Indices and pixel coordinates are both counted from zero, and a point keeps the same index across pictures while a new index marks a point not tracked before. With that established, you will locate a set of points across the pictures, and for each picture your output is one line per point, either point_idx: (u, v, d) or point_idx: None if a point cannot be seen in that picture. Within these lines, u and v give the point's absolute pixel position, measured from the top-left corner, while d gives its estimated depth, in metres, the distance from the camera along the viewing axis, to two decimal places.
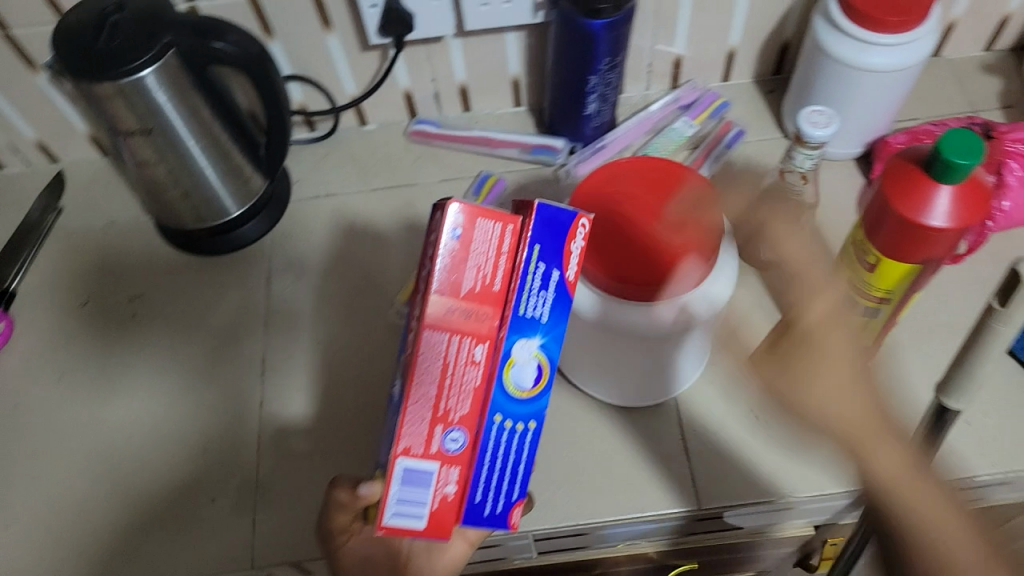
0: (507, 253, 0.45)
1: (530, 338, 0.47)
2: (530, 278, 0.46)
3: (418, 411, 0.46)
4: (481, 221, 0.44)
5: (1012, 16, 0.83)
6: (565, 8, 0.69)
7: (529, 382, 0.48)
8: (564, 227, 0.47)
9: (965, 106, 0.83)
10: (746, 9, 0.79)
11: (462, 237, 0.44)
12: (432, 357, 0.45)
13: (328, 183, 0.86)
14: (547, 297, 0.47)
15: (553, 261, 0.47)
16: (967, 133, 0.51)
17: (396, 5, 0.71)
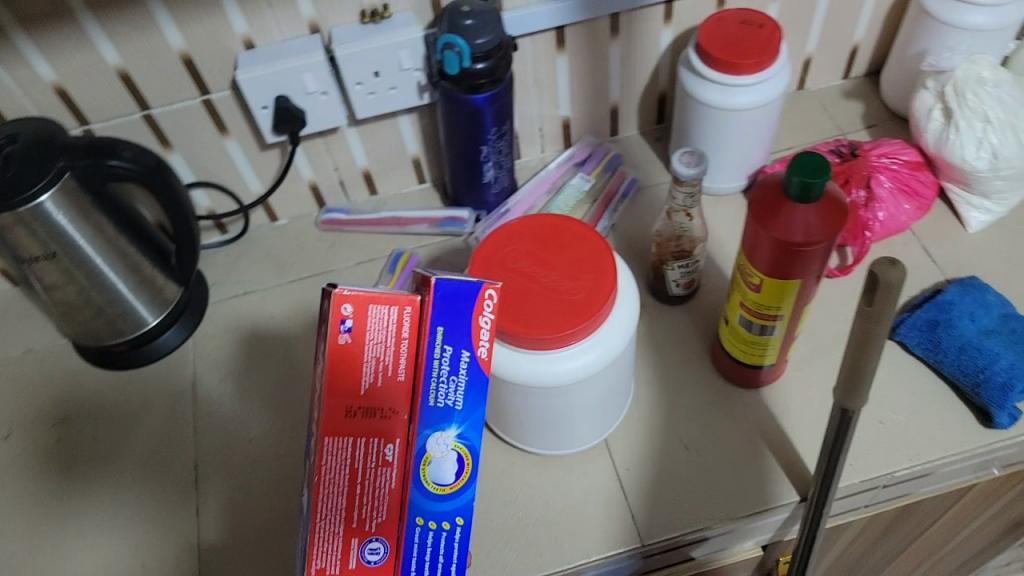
0: (405, 338, 0.47)
1: (446, 430, 0.48)
2: (437, 363, 0.47)
3: (332, 522, 0.48)
4: (373, 305, 0.46)
5: (860, 46, 0.91)
6: (446, 88, 0.73)
7: (451, 476, 0.49)
8: (466, 303, 0.47)
9: (833, 131, 0.90)
10: (619, 68, 0.85)
11: (354, 326, 0.46)
12: (339, 465, 0.48)
13: (245, 280, 0.87)
14: (460, 380, 0.48)
15: (461, 340, 0.47)
16: (813, 155, 0.56)
17: (286, 104, 0.74)
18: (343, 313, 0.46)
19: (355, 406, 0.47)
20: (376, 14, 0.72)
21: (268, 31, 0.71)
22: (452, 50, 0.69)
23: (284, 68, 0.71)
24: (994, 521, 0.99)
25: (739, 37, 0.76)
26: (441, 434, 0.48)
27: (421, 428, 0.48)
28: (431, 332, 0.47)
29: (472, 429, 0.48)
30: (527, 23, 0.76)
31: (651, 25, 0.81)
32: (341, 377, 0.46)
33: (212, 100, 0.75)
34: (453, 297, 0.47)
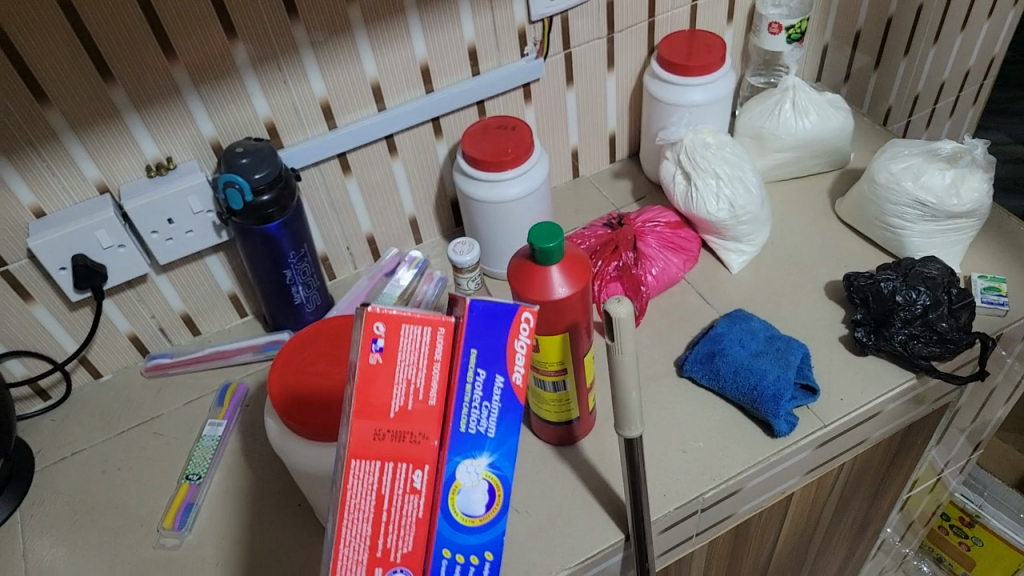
0: (438, 360, 0.49)
1: (476, 458, 0.51)
2: (470, 388, 0.50)
3: (357, 548, 0.50)
4: (407, 325, 0.48)
5: (616, 133, 1.05)
6: (239, 222, 0.79)
7: (480, 506, 0.51)
8: (498, 323, 0.50)
9: (608, 208, 1.02)
10: (407, 183, 0.94)
11: (387, 345, 0.48)
12: (366, 491, 0.50)
13: (72, 442, 0.87)
14: (492, 406, 0.51)
15: (494, 367, 0.51)
16: (548, 224, 0.66)
17: (84, 260, 0.77)
18: (378, 334, 0.48)
19: (387, 428, 0.49)
20: (161, 166, 0.78)
21: (57, 198, 0.76)
22: (233, 187, 0.75)
23: (76, 228, 0.75)
24: (837, 528, 1.07)
25: (493, 139, 0.87)
26: (470, 465, 0.51)
27: (451, 456, 0.51)
28: (464, 357, 0.50)
29: (501, 458, 0.52)
30: (306, 155, 0.84)
31: (425, 141, 0.92)
32: (370, 396, 0.49)
33: (11, 271, 0.78)
34: (488, 318, 0.50)
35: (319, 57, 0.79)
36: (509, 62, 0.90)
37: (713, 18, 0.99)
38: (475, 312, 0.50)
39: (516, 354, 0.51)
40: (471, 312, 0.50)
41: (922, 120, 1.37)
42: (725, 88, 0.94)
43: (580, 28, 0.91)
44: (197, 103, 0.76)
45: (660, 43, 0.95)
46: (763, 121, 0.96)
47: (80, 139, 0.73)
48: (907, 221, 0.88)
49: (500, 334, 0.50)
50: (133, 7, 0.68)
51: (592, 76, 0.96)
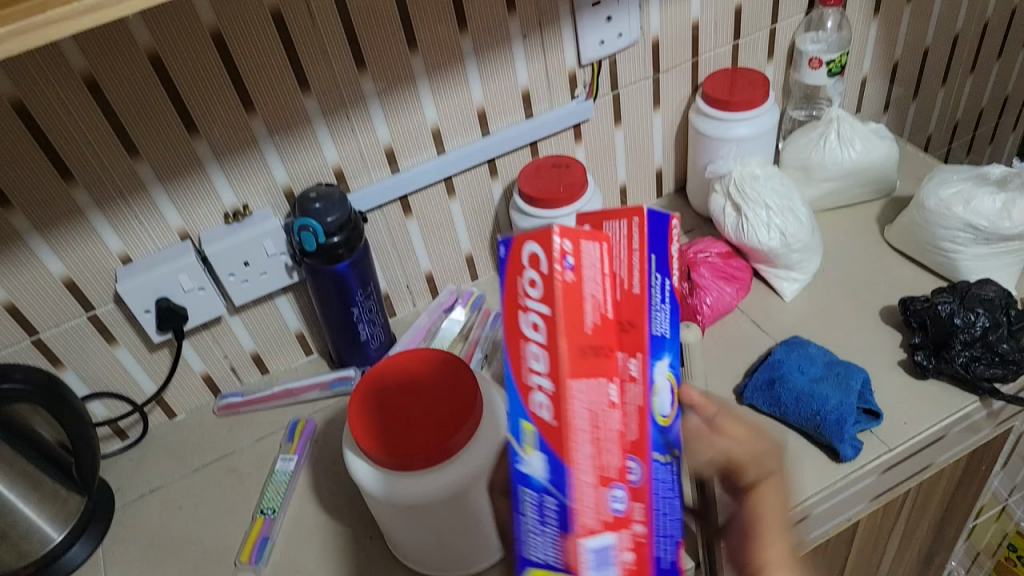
0: (637, 249, 0.48)
1: (661, 360, 0.50)
2: (655, 290, 0.49)
3: (589, 462, 0.42)
4: (609, 221, 0.50)
5: (662, 169, 1.08)
6: (310, 263, 0.83)
7: (668, 406, 0.50)
8: (667, 227, 0.50)
9: None
10: (464, 222, 0.98)
11: (575, 261, 0.41)
12: (584, 412, 0.42)
13: (150, 480, 0.90)
14: (671, 300, 0.51)
15: (665, 270, 0.51)
16: None
17: (167, 303, 0.81)
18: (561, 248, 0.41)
19: (592, 340, 0.42)
20: (238, 213, 0.83)
21: (142, 244, 0.80)
22: (307, 230, 0.80)
23: (161, 272, 0.79)
24: (902, 559, 1.06)
25: (547, 178, 0.90)
26: (658, 369, 0.50)
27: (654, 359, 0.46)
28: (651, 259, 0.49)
29: (672, 360, 0.52)
30: (370, 199, 0.88)
31: (481, 182, 0.96)
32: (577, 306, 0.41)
33: (98, 315, 0.82)
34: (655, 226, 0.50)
35: (383, 105, 0.83)
36: (560, 103, 0.94)
37: (754, 56, 1.03)
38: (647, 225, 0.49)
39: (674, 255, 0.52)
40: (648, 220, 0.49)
41: (961, 148, 1.39)
42: (769, 122, 0.97)
43: (626, 70, 0.95)
44: (272, 151, 0.81)
45: (704, 81, 0.99)
46: (809, 152, 0.98)
47: (165, 188, 0.78)
48: (960, 245, 0.89)
49: (660, 242, 0.50)
50: (217, 65, 0.73)
51: (638, 115, 1.00)
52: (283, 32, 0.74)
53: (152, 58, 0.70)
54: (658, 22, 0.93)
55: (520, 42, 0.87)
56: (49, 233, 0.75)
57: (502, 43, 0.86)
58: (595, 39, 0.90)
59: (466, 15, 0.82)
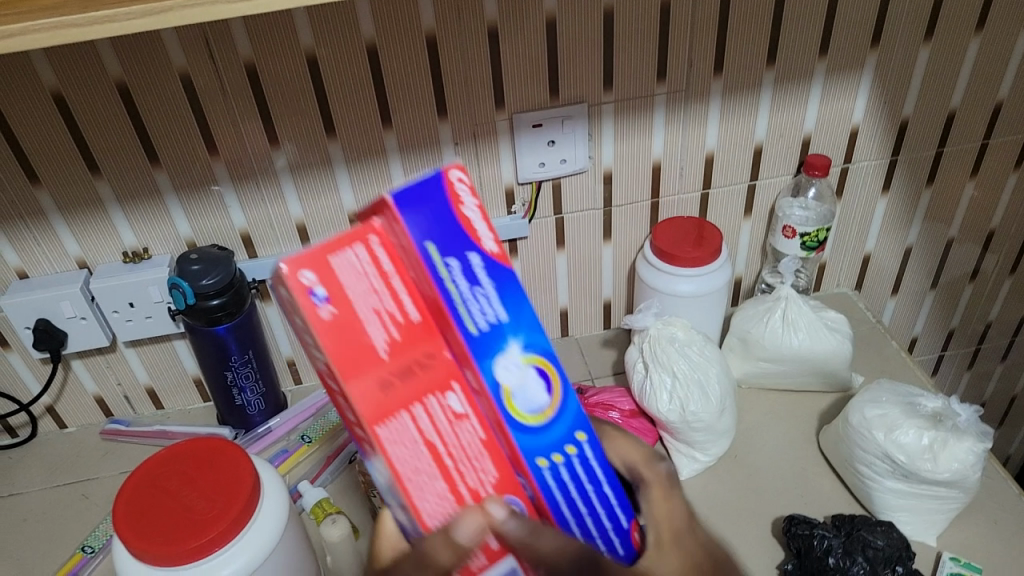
0: (386, 272, 0.43)
1: (508, 351, 0.43)
2: (449, 281, 0.42)
3: (430, 487, 0.43)
4: (340, 251, 0.42)
5: (612, 301, 1.02)
6: (188, 320, 0.82)
7: (538, 396, 0.43)
8: (438, 202, 0.43)
9: (584, 375, 0.99)
10: None
11: (326, 293, 0.41)
12: (407, 444, 0.42)
13: (14, 483, 0.92)
14: (492, 274, 0.43)
15: (451, 249, 0.42)
16: None
17: (47, 324, 0.83)
18: (308, 282, 0.40)
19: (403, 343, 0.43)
20: (137, 254, 0.84)
21: (41, 265, 0.83)
22: (177, 289, 0.79)
23: (44, 296, 0.82)
24: None
25: None
26: (509, 360, 0.43)
27: (480, 362, 0.42)
28: (422, 251, 0.42)
29: (533, 340, 0.44)
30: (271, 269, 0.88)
31: None
32: (350, 348, 0.41)
33: None
34: (421, 199, 0.42)
35: (297, 182, 0.83)
36: (494, 216, 0.90)
37: (728, 209, 0.95)
38: (400, 219, 0.41)
39: (475, 225, 0.43)
40: (393, 212, 0.41)
41: (995, 351, 1.22)
42: (715, 283, 0.89)
43: (573, 197, 0.90)
44: (176, 204, 0.82)
45: (657, 226, 0.92)
46: (751, 325, 0.90)
47: (65, 218, 0.80)
48: (875, 474, 0.77)
49: (421, 210, 0.42)
50: (123, 118, 0.75)
51: (585, 243, 0.95)
52: (192, 98, 0.75)
53: (58, 98, 0.72)
54: (612, 155, 0.88)
55: (451, 148, 0.84)
56: None
57: (431, 145, 0.83)
58: (535, 160, 0.85)
59: (392, 114, 0.80)
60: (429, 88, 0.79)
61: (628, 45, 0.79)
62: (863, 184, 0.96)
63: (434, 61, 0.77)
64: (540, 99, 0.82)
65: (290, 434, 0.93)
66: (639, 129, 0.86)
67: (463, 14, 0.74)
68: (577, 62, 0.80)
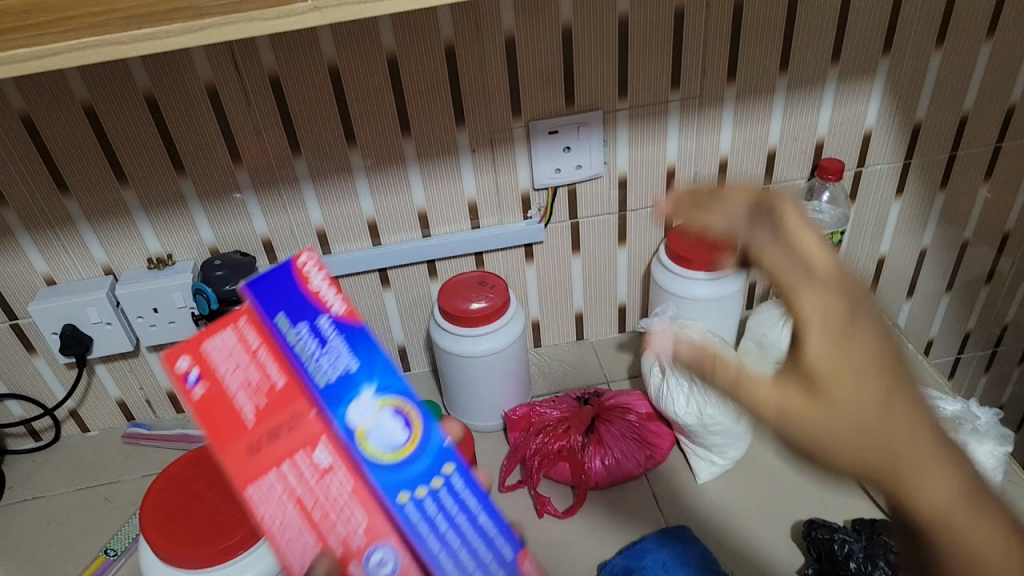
0: (257, 348, 0.46)
1: (360, 397, 0.44)
2: (299, 343, 0.45)
3: (302, 548, 0.43)
4: (209, 339, 0.45)
5: (627, 305, 1.03)
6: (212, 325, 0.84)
7: (396, 436, 0.45)
8: (283, 280, 0.46)
9: (600, 379, 1.00)
10: (398, 315, 0.97)
11: (200, 375, 0.45)
12: (279, 510, 0.43)
13: (40, 486, 0.94)
14: (339, 331, 0.46)
15: (302, 315, 0.46)
16: None
17: (73, 329, 0.85)
18: (183, 370, 0.44)
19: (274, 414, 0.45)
20: (161, 260, 0.86)
21: (67, 271, 0.85)
22: (202, 294, 0.81)
23: (70, 302, 0.83)
24: None
25: (470, 294, 0.88)
26: (361, 406, 0.44)
27: (331, 411, 0.44)
28: (275, 323, 0.45)
29: (388, 383, 0.45)
30: None
31: (419, 279, 0.94)
32: (215, 422, 0.43)
33: (19, 325, 0.87)
34: (273, 279, 0.46)
35: (317, 190, 0.84)
36: (511, 221, 0.92)
37: None
38: (253, 296, 0.45)
39: (326, 296, 0.46)
40: (248, 293, 0.46)
41: (1011, 354, 1.22)
42: (731, 287, 0.89)
43: (589, 202, 0.91)
44: (200, 212, 0.83)
45: (671, 231, 0.92)
46: (766, 329, 0.91)
47: (91, 226, 0.82)
48: None
49: (274, 287, 0.46)
50: (149, 128, 0.76)
51: (600, 248, 0.96)
52: (217, 108, 0.76)
53: (86, 109, 0.74)
54: (627, 160, 0.89)
55: (469, 155, 0.85)
56: None
57: (449, 152, 0.84)
58: (551, 166, 0.87)
59: (411, 121, 0.81)
60: (447, 96, 0.80)
61: (643, 52, 0.81)
62: (877, 187, 0.97)
63: (453, 69, 0.78)
64: (557, 106, 0.83)
65: None
66: (654, 135, 0.87)
67: (481, 24, 0.76)
68: (593, 70, 0.81)
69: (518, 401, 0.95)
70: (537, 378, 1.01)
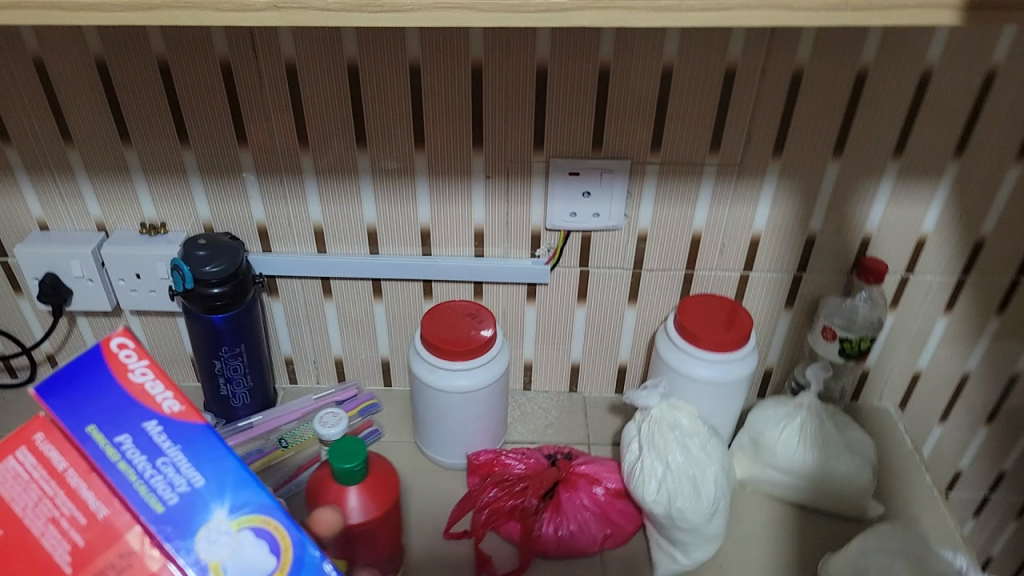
0: (63, 468, 0.49)
1: (210, 521, 0.48)
2: (130, 463, 0.48)
3: None
4: (2, 466, 0.49)
5: (628, 366, 0.96)
6: (188, 306, 0.81)
7: (253, 556, 0.48)
8: (100, 378, 0.49)
9: (581, 439, 0.93)
10: (386, 328, 0.93)
11: (1, 513, 0.48)
12: None
13: None
14: (171, 438, 0.49)
15: (120, 427, 0.49)
16: (349, 445, 0.63)
17: (53, 278, 0.83)
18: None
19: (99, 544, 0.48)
20: (153, 228, 0.84)
21: (61, 220, 0.83)
22: (178, 271, 0.79)
23: (55, 251, 0.82)
24: None
25: (457, 326, 0.83)
26: (213, 530, 0.48)
27: (176, 543, 0.47)
28: (83, 438, 0.48)
29: (238, 501, 0.49)
30: (282, 267, 0.86)
31: (412, 296, 0.90)
32: (30, 565, 0.48)
33: (9, 263, 0.86)
34: (78, 379, 0.49)
35: (319, 187, 0.81)
36: (516, 256, 0.86)
37: (767, 296, 0.88)
38: (56, 409, 0.48)
39: (150, 389, 0.50)
40: (45, 404, 0.48)
41: None
42: (734, 374, 0.82)
43: (602, 252, 0.85)
44: (198, 187, 0.81)
45: (684, 300, 0.85)
46: (765, 428, 0.84)
47: (89, 182, 0.80)
48: None
49: (78, 394, 0.49)
50: (159, 94, 0.74)
51: (607, 302, 0.90)
52: (229, 86, 0.74)
53: (99, 64, 0.72)
54: (650, 217, 0.82)
55: (482, 181, 0.80)
56: None
57: (462, 174, 0.80)
58: (566, 209, 0.81)
59: (427, 135, 0.77)
60: (468, 117, 0.75)
61: (683, 109, 0.74)
62: (923, 299, 0.88)
63: (476, 89, 0.74)
64: (582, 147, 0.77)
65: (269, 434, 0.90)
66: (683, 196, 0.81)
67: (512, 48, 0.71)
68: (626, 117, 0.75)
69: (489, 445, 0.90)
70: (516, 422, 0.95)
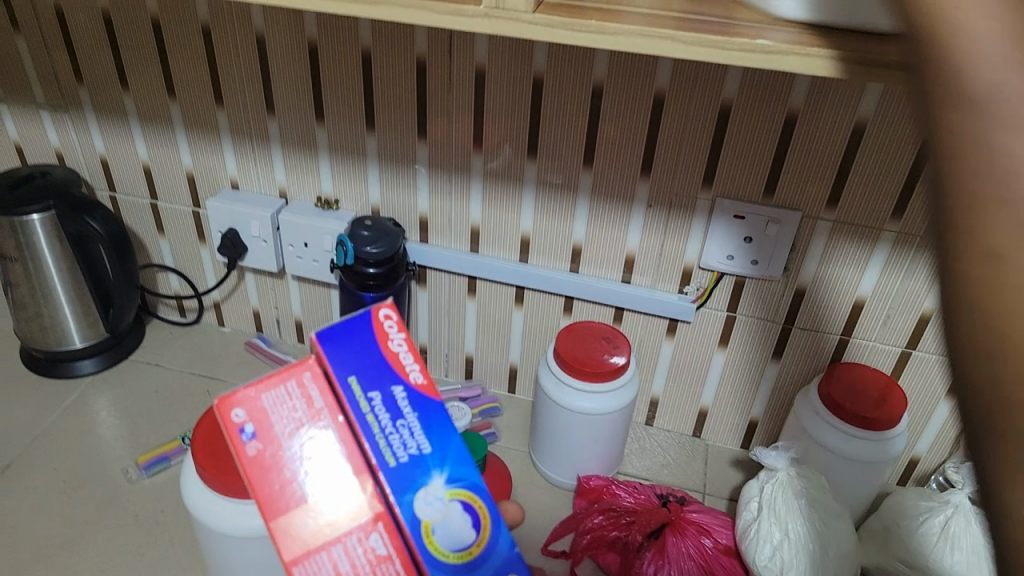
0: (320, 406, 0.45)
1: (429, 486, 0.45)
2: (375, 419, 0.44)
3: None
4: (266, 392, 0.45)
5: (759, 422, 0.92)
6: (346, 281, 0.86)
7: (461, 532, 0.45)
8: (366, 338, 0.46)
9: (697, 486, 0.90)
10: (521, 335, 0.94)
11: (256, 431, 0.44)
12: None
13: (163, 355, 1.02)
14: (416, 407, 0.45)
15: (375, 382, 0.45)
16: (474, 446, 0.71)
17: (235, 234, 0.91)
18: (238, 421, 0.44)
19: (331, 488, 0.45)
20: (328, 202, 0.89)
21: (250, 182, 0.91)
22: (343, 247, 0.84)
23: (241, 210, 0.90)
24: None
25: (593, 347, 0.83)
26: (431, 494, 0.44)
27: (399, 498, 0.44)
28: (345, 385, 0.45)
29: (456, 472, 0.45)
30: (434, 259, 0.90)
31: (552, 311, 0.91)
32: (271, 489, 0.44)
33: (200, 214, 0.96)
34: (350, 334, 0.46)
35: (484, 190, 0.84)
36: (664, 290, 0.85)
37: (927, 379, 0.82)
38: (327, 355, 0.45)
39: (405, 359, 0.46)
40: (322, 348, 0.45)
41: None
42: (874, 455, 0.76)
43: (753, 301, 0.82)
44: (374, 174, 0.86)
45: (834, 365, 0.81)
46: (903, 518, 0.78)
47: (280, 153, 0.87)
48: None
49: (351, 350, 0.45)
50: (356, 80, 0.79)
51: (750, 353, 0.86)
52: (420, 82, 0.78)
53: (309, 48, 0.78)
54: (812, 273, 0.79)
55: (642, 209, 0.80)
56: (191, 134, 0.89)
57: (624, 200, 0.80)
58: (724, 251, 0.79)
59: (596, 156, 0.77)
60: (641, 144, 0.75)
61: (868, 170, 0.71)
62: None
63: (655, 119, 0.73)
64: (752, 191, 0.75)
65: None
66: (852, 259, 0.76)
67: (701, 81, 0.70)
68: (805, 169, 0.72)
69: (601, 471, 0.89)
70: (632, 456, 0.93)
